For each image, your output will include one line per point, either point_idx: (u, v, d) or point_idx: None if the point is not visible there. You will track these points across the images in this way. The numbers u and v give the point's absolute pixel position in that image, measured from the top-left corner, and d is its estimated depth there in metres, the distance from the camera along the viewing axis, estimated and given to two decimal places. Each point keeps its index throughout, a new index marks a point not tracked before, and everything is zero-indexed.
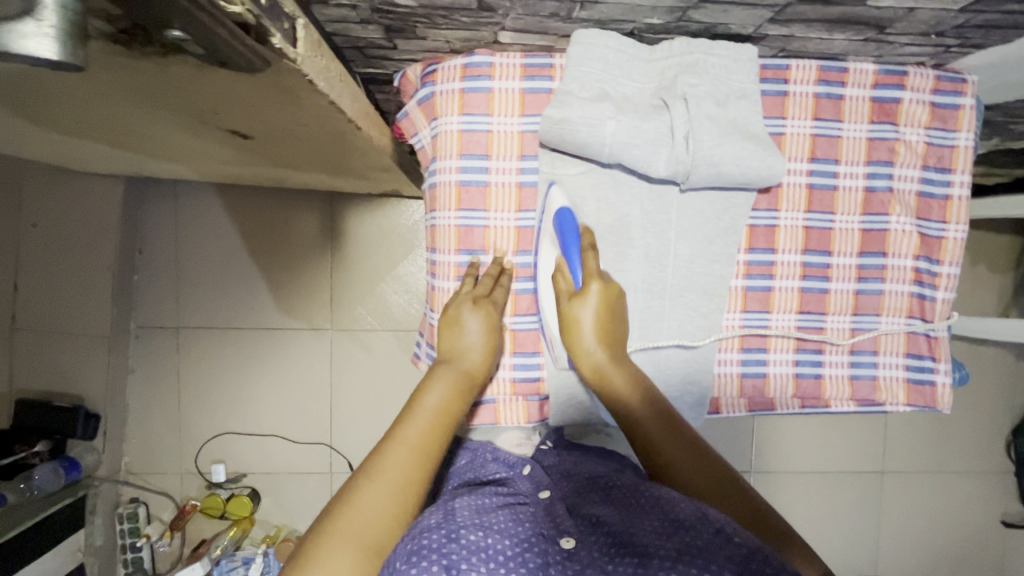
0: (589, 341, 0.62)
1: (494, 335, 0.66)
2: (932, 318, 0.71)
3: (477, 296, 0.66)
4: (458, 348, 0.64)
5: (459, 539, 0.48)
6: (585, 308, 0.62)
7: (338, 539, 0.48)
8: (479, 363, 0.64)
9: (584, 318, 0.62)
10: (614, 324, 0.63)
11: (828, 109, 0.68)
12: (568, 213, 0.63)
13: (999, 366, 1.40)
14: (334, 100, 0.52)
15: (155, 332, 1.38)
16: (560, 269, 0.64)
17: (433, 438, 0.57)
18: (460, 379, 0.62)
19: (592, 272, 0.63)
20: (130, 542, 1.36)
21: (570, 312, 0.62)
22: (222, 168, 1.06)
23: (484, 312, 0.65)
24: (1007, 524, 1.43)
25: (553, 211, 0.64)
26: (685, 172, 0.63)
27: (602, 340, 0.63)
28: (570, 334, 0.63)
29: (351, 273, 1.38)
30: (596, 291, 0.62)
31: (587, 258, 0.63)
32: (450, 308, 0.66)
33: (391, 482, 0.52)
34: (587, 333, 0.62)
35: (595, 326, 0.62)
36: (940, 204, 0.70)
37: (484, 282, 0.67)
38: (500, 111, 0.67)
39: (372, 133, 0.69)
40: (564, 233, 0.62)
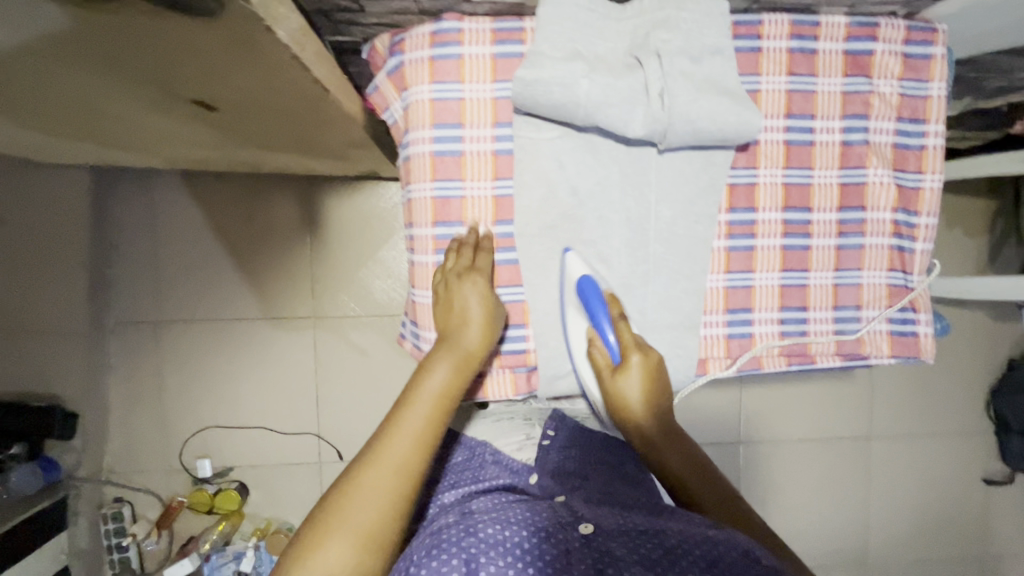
0: (637, 409, 0.65)
1: (488, 312, 0.64)
2: (912, 270, 0.71)
3: (461, 269, 0.64)
4: (454, 328, 0.62)
5: (478, 533, 0.49)
6: (627, 380, 0.65)
7: (336, 530, 0.47)
8: (474, 342, 0.62)
9: (630, 391, 0.65)
10: (657, 389, 0.65)
11: (802, 64, 0.68)
12: (590, 283, 0.65)
13: (976, 328, 1.43)
14: (296, 53, 0.49)
15: (134, 327, 1.35)
16: (596, 339, 0.67)
17: (429, 421, 0.56)
18: (455, 361, 0.60)
19: (630, 342, 0.66)
20: (115, 542, 1.31)
21: (614, 387, 0.65)
22: (194, 152, 1.03)
23: (472, 283, 0.63)
24: (988, 482, 1.47)
25: (574, 278, 0.66)
26: (662, 132, 0.62)
27: (648, 404, 0.65)
28: (618, 406, 0.66)
29: (332, 260, 1.35)
30: (637, 360, 0.65)
31: (620, 328, 0.66)
32: (441, 285, 0.65)
33: (385, 471, 0.51)
34: (634, 405, 0.65)
35: (640, 394, 0.65)
36: (916, 155, 0.70)
37: (464, 252, 0.65)
38: (472, 78, 0.65)
39: (343, 101, 0.67)
40: (592, 304, 0.65)
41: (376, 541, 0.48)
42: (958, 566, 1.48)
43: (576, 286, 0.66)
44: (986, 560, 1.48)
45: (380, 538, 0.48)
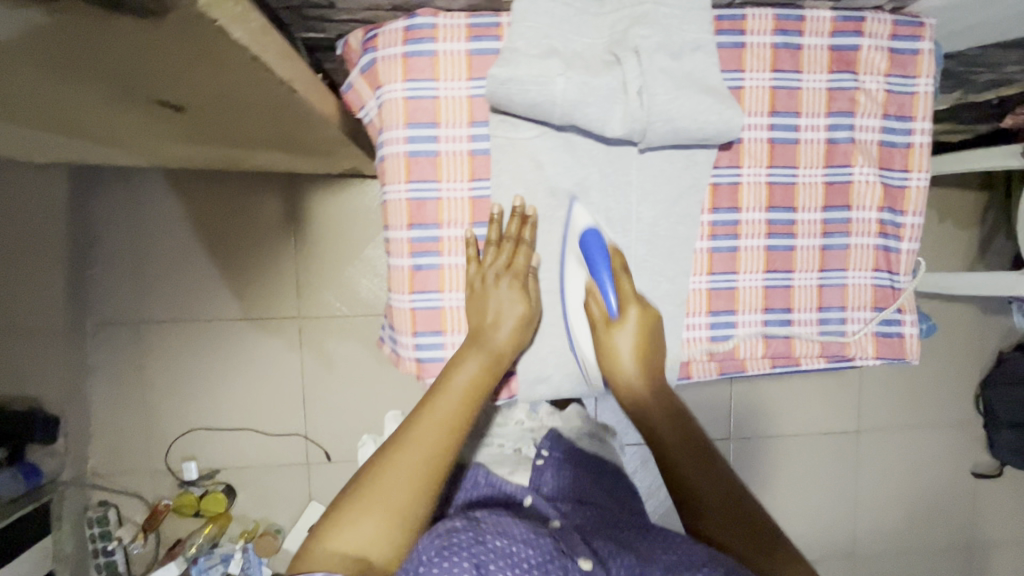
0: (627, 366, 0.64)
1: (525, 317, 0.63)
2: (898, 270, 0.70)
3: (500, 268, 0.63)
4: (486, 324, 0.62)
5: (487, 543, 0.48)
6: (621, 334, 0.63)
7: (368, 508, 0.49)
8: (506, 341, 0.62)
9: (622, 344, 0.64)
10: (650, 345, 0.65)
11: (786, 60, 0.66)
12: (595, 237, 0.63)
13: (966, 321, 1.42)
14: (257, 55, 0.47)
15: (115, 328, 1.32)
16: (594, 293, 0.65)
17: (462, 415, 0.56)
18: (488, 360, 0.60)
19: (627, 295, 0.64)
20: (101, 546, 1.30)
21: (610, 340, 0.64)
22: (170, 150, 1.00)
23: (507, 282, 0.63)
24: (976, 475, 1.47)
25: (579, 230, 0.65)
26: (641, 131, 0.60)
27: (639, 363, 0.65)
28: (610, 360, 0.64)
29: (317, 259, 1.33)
30: (635, 314, 0.64)
31: (621, 283, 0.64)
32: (473, 277, 0.64)
33: (418, 453, 0.52)
34: (625, 358, 0.64)
35: (633, 350, 0.64)
36: (902, 152, 0.68)
37: (504, 247, 0.64)
38: (447, 76, 0.63)
39: (314, 100, 0.64)
40: (595, 257, 0.63)
41: (405, 526, 0.49)
42: (947, 558, 1.48)
43: (580, 238, 0.64)
44: (974, 551, 1.49)
45: (410, 523, 0.50)
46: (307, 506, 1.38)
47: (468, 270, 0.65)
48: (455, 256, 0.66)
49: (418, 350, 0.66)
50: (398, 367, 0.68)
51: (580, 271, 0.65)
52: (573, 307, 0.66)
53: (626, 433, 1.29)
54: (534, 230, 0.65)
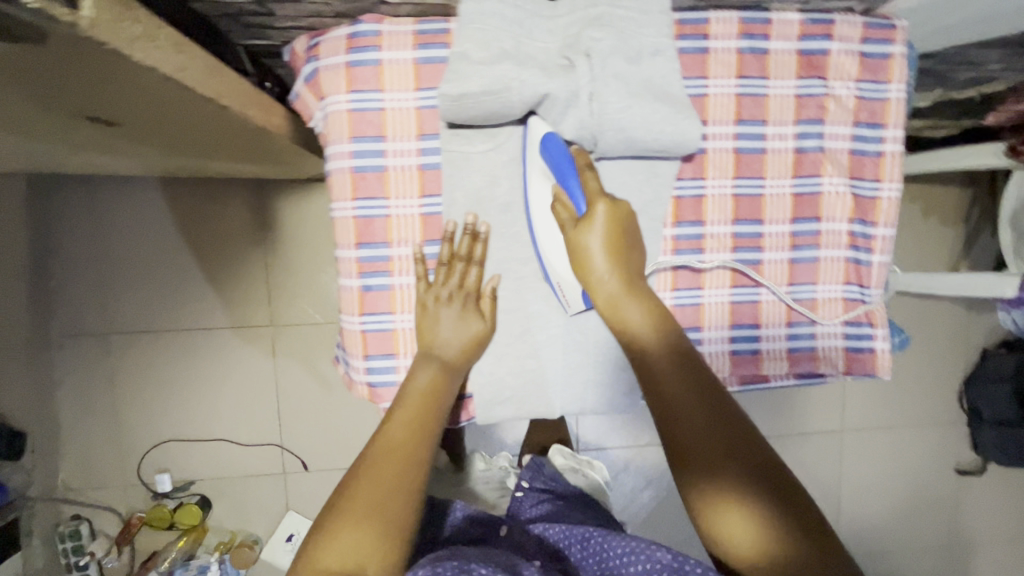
0: (601, 268, 0.57)
1: (480, 335, 0.62)
2: (869, 283, 0.67)
3: (452, 289, 0.61)
4: (437, 338, 0.61)
5: (471, 573, 0.48)
6: (591, 233, 0.56)
7: (351, 524, 0.49)
8: (460, 354, 0.61)
9: (593, 244, 0.56)
10: (626, 246, 0.57)
11: (752, 65, 0.63)
12: (554, 138, 0.57)
13: (950, 319, 1.41)
14: (170, 74, 0.43)
15: (80, 339, 1.29)
16: (559, 195, 0.57)
17: (428, 418, 0.56)
18: (444, 370, 0.60)
19: (594, 191, 0.57)
20: (74, 561, 1.28)
21: (577, 241, 0.57)
22: (124, 158, 0.96)
23: (459, 305, 0.61)
24: (960, 472, 1.46)
25: (539, 138, 0.57)
26: (592, 138, 0.58)
27: (616, 267, 0.57)
28: (582, 266, 0.57)
29: (288, 264, 1.30)
30: (603, 210, 0.56)
31: (587, 179, 0.57)
32: (422, 296, 0.62)
33: (391, 464, 0.53)
34: (598, 261, 0.57)
35: (606, 253, 0.56)
36: (873, 161, 0.66)
37: (456, 267, 0.61)
38: (393, 86, 0.59)
39: (253, 112, 0.61)
40: (557, 159, 0.56)
41: (390, 532, 0.49)
42: (931, 556, 1.47)
43: (540, 145, 0.58)
44: (958, 548, 1.48)
45: (393, 529, 0.50)
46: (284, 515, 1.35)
47: (417, 290, 0.62)
48: (407, 276, 0.63)
49: (370, 374, 0.64)
50: (351, 390, 0.66)
51: (543, 179, 0.59)
52: (540, 219, 0.60)
53: (606, 439, 1.26)
54: (485, 248, 0.62)
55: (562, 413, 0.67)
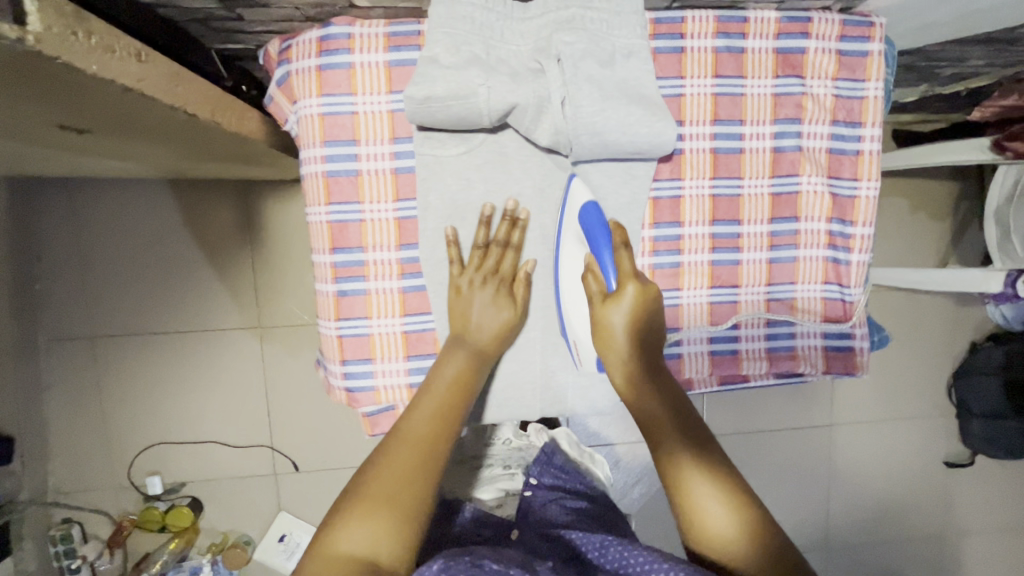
0: (621, 346, 0.57)
1: (512, 322, 0.61)
2: (848, 282, 0.67)
3: (486, 273, 0.61)
4: (470, 325, 0.60)
5: (485, 566, 0.45)
6: (619, 311, 0.56)
7: (370, 506, 0.48)
8: (492, 341, 0.60)
9: (618, 322, 0.57)
10: (647, 328, 0.57)
11: (728, 64, 0.63)
12: (594, 208, 0.58)
13: (939, 313, 1.41)
14: (130, 85, 0.43)
15: (68, 343, 1.29)
16: (591, 269, 0.59)
17: (449, 411, 0.56)
18: (473, 360, 0.59)
19: (627, 273, 0.57)
20: (66, 564, 1.26)
21: (601, 315, 0.57)
22: (104, 163, 0.96)
23: (494, 287, 0.61)
24: (950, 465, 1.46)
25: (578, 206, 0.59)
26: (567, 143, 0.57)
27: (637, 344, 0.57)
28: (601, 339, 0.58)
29: (275, 265, 1.29)
30: (632, 292, 0.56)
31: (621, 258, 0.57)
32: (459, 279, 0.61)
33: (411, 447, 0.52)
34: (620, 338, 0.57)
35: (627, 329, 0.57)
36: (851, 160, 0.65)
37: (491, 252, 0.61)
38: (365, 90, 0.59)
39: (224, 119, 0.61)
40: (593, 230, 0.57)
41: (409, 520, 0.49)
42: (921, 548, 1.48)
43: (579, 211, 0.59)
44: (948, 541, 1.49)
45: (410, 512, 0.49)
46: (276, 516, 1.35)
47: (450, 271, 0.62)
48: (384, 280, 0.62)
49: (347, 379, 0.63)
50: (330, 394, 0.66)
51: (578, 246, 0.60)
52: (571, 288, 0.61)
53: (596, 437, 1.26)
54: (524, 233, 0.62)
55: (542, 414, 0.67)
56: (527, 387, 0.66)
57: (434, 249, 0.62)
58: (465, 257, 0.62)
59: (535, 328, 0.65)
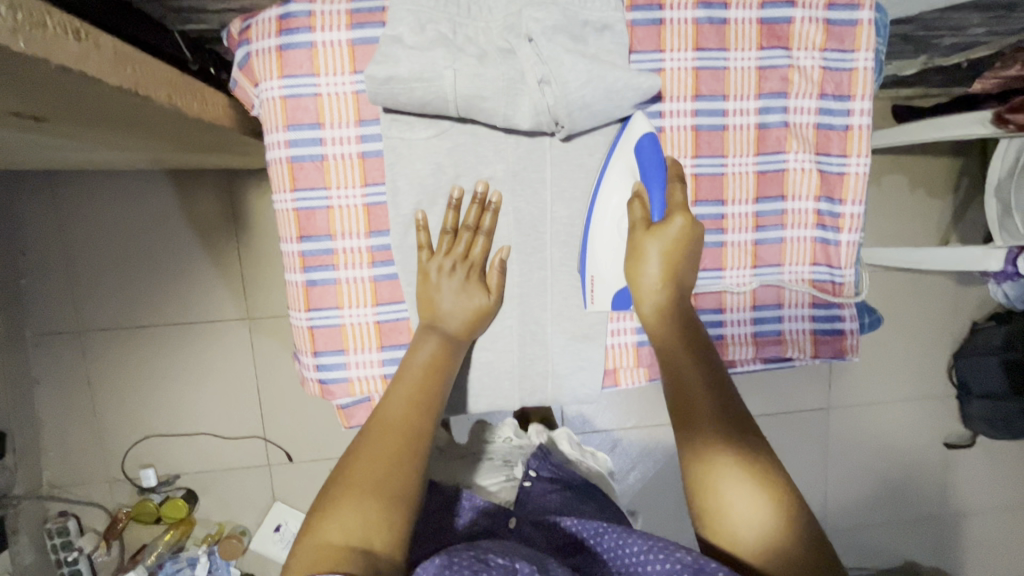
0: (651, 278, 0.56)
1: (484, 309, 0.60)
2: (839, 263, 0.64)
3: (455, 259, 0.59)
4: (441, 312, 0.58)
5: (490, 561, 0.43)
6: (658, 240, 0.56)
7: (357, 493, 0.46)
8: (463, 328, 0.59)
9: (652, 253, 0.56)
10: (683, 269, 0.57)
11: (710, 37, 0.60)
12: (652, 142, 0.58)
13: (939, 292, 1.38)
14: (67, 65, 0.41)
15: (56, 338, 1.28)
16: (640, 195, 0.58)
17: (428, 394, 0.54)
18: (445, 343, 0.57)
19: (677, 203, 0.57)
20: (63, 556, 1.27)
21: (642, 241, 0.57)
22: (77, 154, 0.94)
23: (463, 274, 0.59)
24: (949, 447, 1.45)
25: (636, 135, 0.58)
26: (554, 120, 0.55)
27: (670, 281, 0.56)
28: (635, 266, 0.57)
29: (262, 255, 1.28)
30: (679, 225, 0.56)
31: (673, 191, 0.58)
32: (427, 264, 0.59)
33: (394, 433, 0.50)
34: (653, 267, 0.56)
35: (664, 259, 0.56)
36: (840, 135, 0.62)
37: (462, 236, 0.59)
38: (328, 70, 0.56)
39: (180, 103, 0.58)
40: (648, 162, 0.58)
41: (399, 505, 0.46)
42: (920, 530, 1.47)
43: (636, 143, 0.58)
44: (946, 523, 1.48)
45: (393, 501, 0.47)
46: (271, 506, 1.36)
47: (419, 257, 0.60)
48: (355, 268, 0.60)
49: (320, 370, 0.62)
50: (303, 386, 0.64)
51: (625, 176, 0.59)
52: (601, 220, 0.60)
53: (589, 423, 1.25)
54: (496, 218, 0.60)
55: (522, 404, 0.66)
56: (504, 376, 0.64)
57: (410, 237, 0.60)
58: (434, 244, 0.60)
59: (513, 317, 0.63)
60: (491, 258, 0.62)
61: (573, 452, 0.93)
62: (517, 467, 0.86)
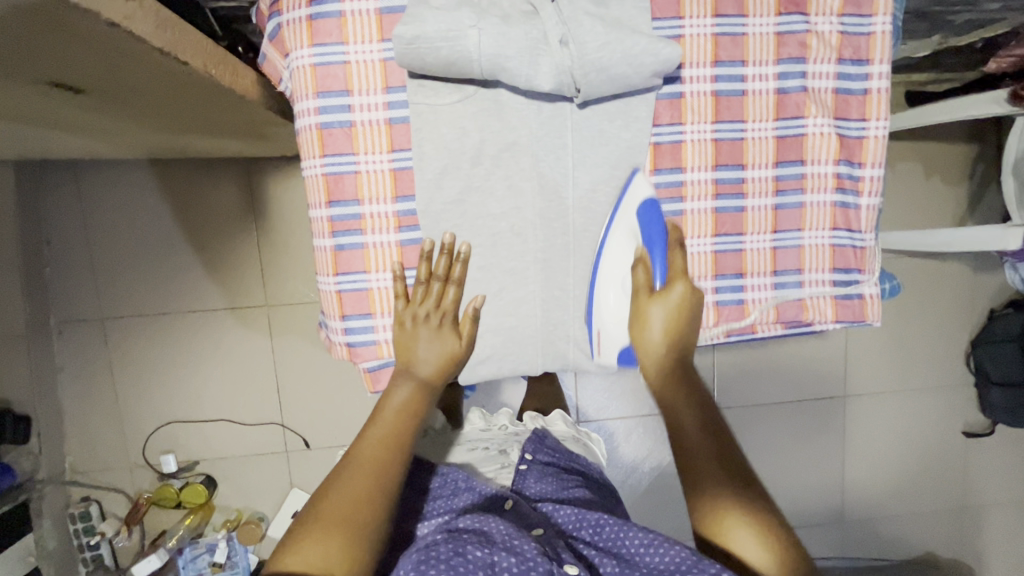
0: (656, 342, 0.60)
1: (457, 354, 0.63)
2: (858, 227, 0.65)
3: (428, 309, 0.62)
4: (414, 358, 0.62)
5: (467, 554, 0.53)
6: (662, 306, 0.60)
7: (327, 526, 0.52)
8: (436, 372, 0.62)
9: (655, 320, 0.60)
10: (683, 333, 0.61)
11: (729, 4, 0.61)
12: (654, 206, 0.60)
13: (956, 278, 1.37)
14: (117, 22, 0.43)
15: (79, 326, 1.30)
16: (643, 261, 0.61)
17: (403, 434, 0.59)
18: (421, 387, 0.62)
19: (677, 270, 0.60)
20: (85, 540, 1.30)
21: (647, 310, 0.60)
22: (107, 142, 0.96)
23: (439, 330, 0.62)
24: (969, 436, 1.43)
25: (640, 199, 0.60)
26: (572, 83, 0.55)
27: (671, 345, 0.61)
28: (638, 331, 0.61)
29: (282, 244, 1.29)
30: (680, 291, 0.60)
31: (675, 257, 0.61)
32: (404, 320, 0.62)
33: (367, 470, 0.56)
34: (654, 333, 0.60)
35: (665, 327, 0.60)
36: (859, 100, 0.63)
37: (433, 287, 0.62)
38: (356, 38, 0.58)
39: (217, 73, 0.61)
40: (651, 225, 0.60)
41: (360, 536, 0.52)
42: (940, 520, 1.46)
43: (640, 205, 0.60)
44: (967, 513, 1.47)
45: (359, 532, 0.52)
46: (289, 493, 1.37)
47: (396, 306, 0.63)
48: (381, 233, 0.62)
49: (348, 334, 0.64)
50: (331, 351, 0.66)
51: (629, 239, 0.61)
52: (610, 277, 0.62)
53: (604, 410, 1.25)
54: (465, 268, 0.62)
55: (544, 369, 0.67)
56: (526, 342, 0.65)
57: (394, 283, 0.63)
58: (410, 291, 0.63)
59: (536, 282, 0.64)
60: (464, 305, 0.64)
61: (568, 432, 0.96)
62: (511, 456, 0.84)
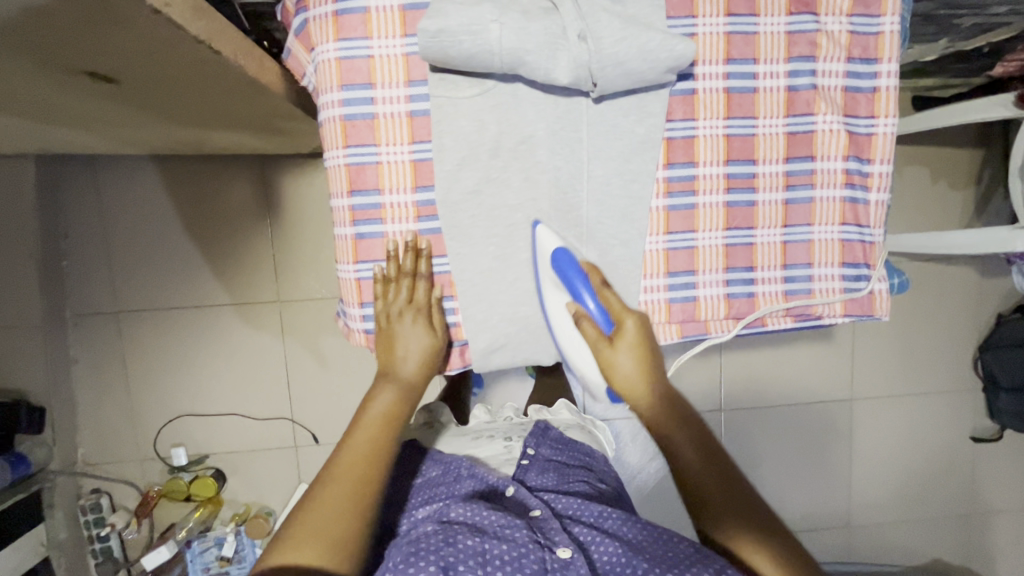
0: (632, 381, 0.63)
1: (435, 346, 0.65)
2: (867, 222, 0.67)
3: (401, 306, 0.63)
4: (394, 359, 0.64)
5: (458, 544, 0.54)
6: (620, 350, 0.62)
7: (310, 535, 0.52)
8: (416, 368, 0.64)
9: (620, 362, 0.63)
10: (653, 362, 0.63)
11: (741, 3, 0.62)
12: (566, 256, 0.61)
13: (962, 282, 1.38)
14: (157, 8, 0.45)
15: (94, 318, 1.32)
16: (582, 315, 0.62)
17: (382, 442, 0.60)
18: (399, 388, 0.64)
19: (618, 309, 0.63)
20: (95, 532, 1.31)
21: (609, 358, 0.63)
22: (130, 137, 0.98)
23: (416, 322, 0.63)
24: (977, 441, 1.43)
25: (549, 253, 0.63)
26: (589, 77, 0.57)
27: (646, 375, 0.63)
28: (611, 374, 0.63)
29: (294, 241, 1.31)
30: (631, 326, 0.62)
31: (608, 298, 0.63)
32: (382, 322, 0.64)
33: (347, 479, 0.56)
34: (625, 374, 0.63)
35: (631, 365, 0.63)
36: (867, 98, 0.65)
37: (402, 284, 0.63)
38: (380, 33, 0.60)
39: (245, 64, 0.63)
40: (567, 274, 0.61)
41: (342, 546, 0.53)
42: (946, 526, 1.45)
43: (551, 258, 0.63)
44: (974, 520, 1.46)
45: (342, 542, 0.53)
46: (297, 488, 1.38)
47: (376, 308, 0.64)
48: (401, 222, 0.63)
49: (366, 321, 0.66)
50: (349, 339, 0.68)
51: (559, 294, 0.63)
52: (567, 333, 0.64)
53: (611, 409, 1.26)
54: (429, 263, 0.64)
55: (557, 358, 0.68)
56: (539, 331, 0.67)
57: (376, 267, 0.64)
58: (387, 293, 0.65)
59: None
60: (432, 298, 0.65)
61: (574, 419, 0.97)
62: (515, 444, 0.85)
